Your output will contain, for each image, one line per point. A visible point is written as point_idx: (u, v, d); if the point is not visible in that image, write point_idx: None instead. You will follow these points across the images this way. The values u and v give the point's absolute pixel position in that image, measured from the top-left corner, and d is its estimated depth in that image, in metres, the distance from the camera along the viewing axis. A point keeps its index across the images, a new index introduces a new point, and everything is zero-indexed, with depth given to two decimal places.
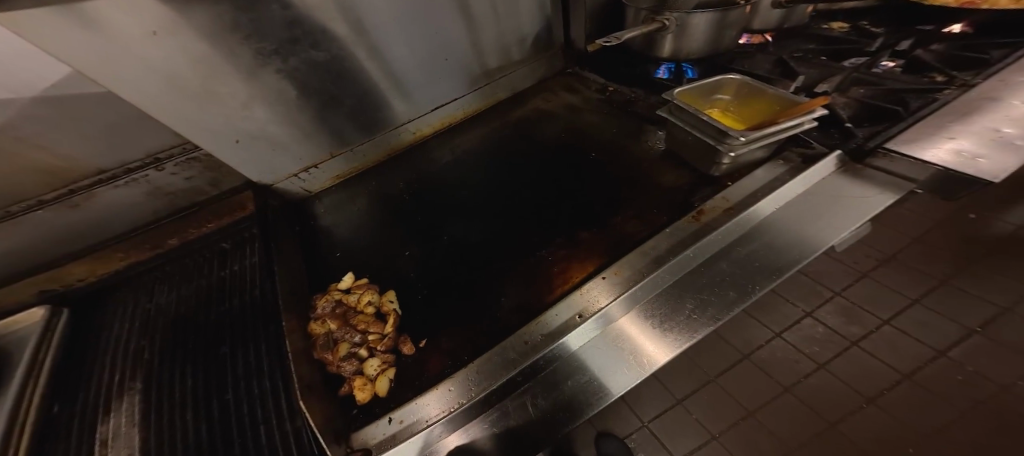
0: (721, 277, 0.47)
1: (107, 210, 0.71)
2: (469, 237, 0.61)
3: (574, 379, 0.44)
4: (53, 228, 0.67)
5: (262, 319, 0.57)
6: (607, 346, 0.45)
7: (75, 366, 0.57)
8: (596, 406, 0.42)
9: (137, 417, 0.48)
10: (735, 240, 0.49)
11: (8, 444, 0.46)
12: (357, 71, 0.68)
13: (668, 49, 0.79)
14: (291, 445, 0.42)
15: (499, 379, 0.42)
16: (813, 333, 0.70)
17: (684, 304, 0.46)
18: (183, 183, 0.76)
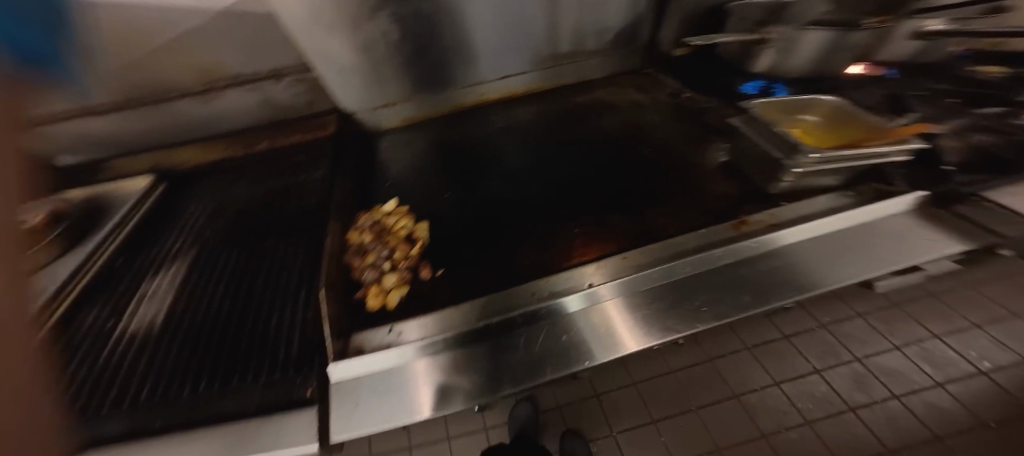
0: (729, 287, 0.45)
1: (229, 111, 0.82)
2: (502, 193, 0.64)
3: (568, 335, 0.44)
4: (187, 116, 0.81)
5: (309, 223, 0.63)
6: (609, 316, 0.45)
7: (151, 230, 0.67)
8: (581, 363, 0.41)
9: (177, 283, 0.56)
10: (751, 260, 0.47)
11: (78, 273, 0.57)
12: (454, 29, 0.74)
13: (761, 64, 0.75)
14: (293, 332, 0.47)
15: (500, 315, 0.45)
16: (817, 388, 0.54)
17: (675, 303, 0.45)
18: (287, 98, 0.84)
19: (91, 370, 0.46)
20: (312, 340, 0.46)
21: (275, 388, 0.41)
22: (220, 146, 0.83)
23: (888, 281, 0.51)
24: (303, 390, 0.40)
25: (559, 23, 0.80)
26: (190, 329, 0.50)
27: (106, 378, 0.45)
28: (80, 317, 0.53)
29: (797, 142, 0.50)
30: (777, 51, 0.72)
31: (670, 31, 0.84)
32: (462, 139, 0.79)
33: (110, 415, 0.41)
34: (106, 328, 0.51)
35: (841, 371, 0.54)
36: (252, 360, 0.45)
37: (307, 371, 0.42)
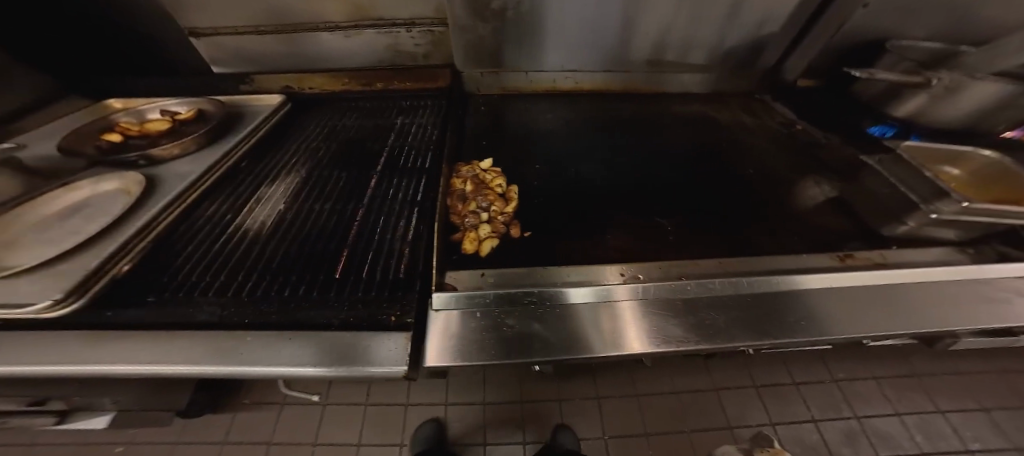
0: (746, 318, 0.44)
1: (363, 49, 0.82)
2: (593, 179, 0.64)
3: (654, 319, 0.44)
4: (326, 47, 0.82)
5: (416, 164, 0.67)
6: (693, 309, 0.45)
7: (276, 140, 0.71)
8: (666, 345, 0.42)
9: (290, 192, 0.60)
10: (777, 301, 0.45)
11: (212, 167, 0.61)
12: (580, 11, 0.72)
13: (907, 108, 0.65)
14: (392, 258, 0.51)
15: (582, 285, 0.46)
16: (806, 436, 0.74)
17: (695, 319, 0.44)
18: (412, 48, 0.83)
19: (195, 255, 0.50)
20: (415, 272, 0.49)
21: (363, 307, 0.45)
22: (345, 82, 0.82)
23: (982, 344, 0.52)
24: (388, 316, 0.44)
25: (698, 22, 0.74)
26: (295, 237, 0.54)
27: (221, 264, 0.50)
28: (204, 203, 0.57)
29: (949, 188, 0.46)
30: (930, 99, 0.62)
31: (805, 55, 0.77)
32: (556, 122, 0.79)
33: (217, 301, 0.46)
34: (225, 220, 0.55)
35: (836, 425, 0.74)
36: (349, 276, 0.49)
37: (399, 302, 0.45)
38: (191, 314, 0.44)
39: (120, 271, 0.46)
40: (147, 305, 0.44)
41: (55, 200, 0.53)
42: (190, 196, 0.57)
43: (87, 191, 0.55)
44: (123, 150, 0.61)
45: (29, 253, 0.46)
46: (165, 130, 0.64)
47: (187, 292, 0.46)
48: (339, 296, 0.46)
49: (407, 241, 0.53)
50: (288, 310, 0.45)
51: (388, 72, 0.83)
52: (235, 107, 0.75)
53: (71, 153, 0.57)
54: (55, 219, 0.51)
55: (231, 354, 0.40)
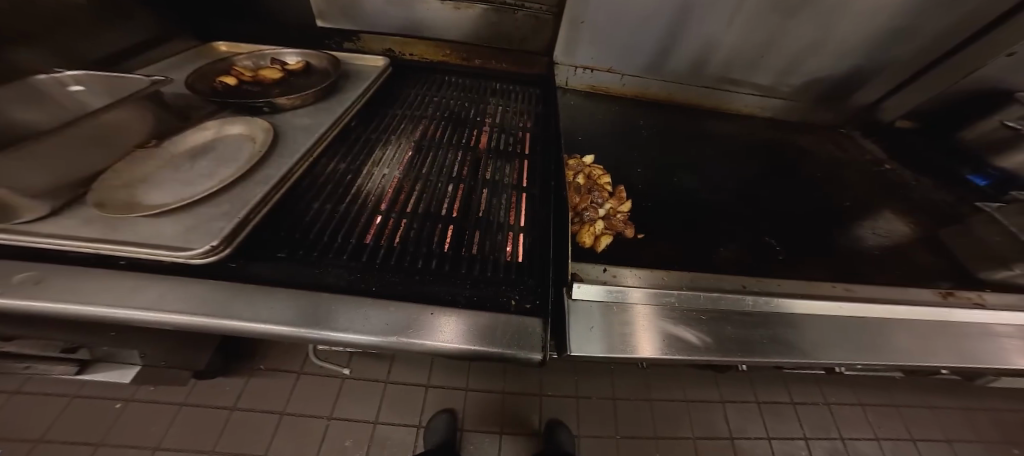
0: (763, 337, 0.46)
1: (466, 23, 0.80)
2: (698, 191, 0.66)
3: (774, 330, 0.47)
4: (430, 15, 0.78)
5: (523, 147, 0.67)
6: (788, 323, 0.48)
7: (384, 103, 0.69)
8: (784, 356, 0.45)
9: (406, 159, 0.59)
10: (794, 323, 0.48)
11: (335, 123, 0.59)
12: (694, 20, 0.73)
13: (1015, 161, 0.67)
14: (518, 242, 0.51)
15: (628, 280, 0.46)
16: (762, 446, 1.05)
17: (712, 330, 0.45)
18: (516, 32, 0.82)
19: (323, 215, 0.48)
20: (535, 261, 0.49)
21: (484, 288, 0.45)
22: (446, 54, 0.80)
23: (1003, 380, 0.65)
24: (508, 300, 0.44)
25: (808, 53, 0.76)
26: (417, 208, 0.52)
27: (348, 226, 0.48)
28: (323, 160, 0.54)
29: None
30: None
31: (911, 99, 0.78)
32: (652, 128, 0.80)
33: (346, 264, 0.44)
34: (347, 180, 0.53)
35: (800, 443, 1.06)
36: (476, 254, 0.48)
37: (519, 287, 0.45)
38: (319, 276, 0.42)
39: (256, 223, 0.43)
40: (275, 261, 0.42)
41: (186, 138, 0.50)
42: (314, 151, 0.54)
43: (212, 133, 0.51)
44: (239, 93, 0.59)
45: (165, 190, 0.43)
46: (276, 80, 0.62)
47: (327, 249, 0.44)
48: (466, 275, 0.46)
49: (520, 226, 0.53)
50: (413, 283, 0.44)
51: (491, 52, 0.81)
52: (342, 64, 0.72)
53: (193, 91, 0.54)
54: (183, 160, 0.47)
55: (345, 321, 0.39)
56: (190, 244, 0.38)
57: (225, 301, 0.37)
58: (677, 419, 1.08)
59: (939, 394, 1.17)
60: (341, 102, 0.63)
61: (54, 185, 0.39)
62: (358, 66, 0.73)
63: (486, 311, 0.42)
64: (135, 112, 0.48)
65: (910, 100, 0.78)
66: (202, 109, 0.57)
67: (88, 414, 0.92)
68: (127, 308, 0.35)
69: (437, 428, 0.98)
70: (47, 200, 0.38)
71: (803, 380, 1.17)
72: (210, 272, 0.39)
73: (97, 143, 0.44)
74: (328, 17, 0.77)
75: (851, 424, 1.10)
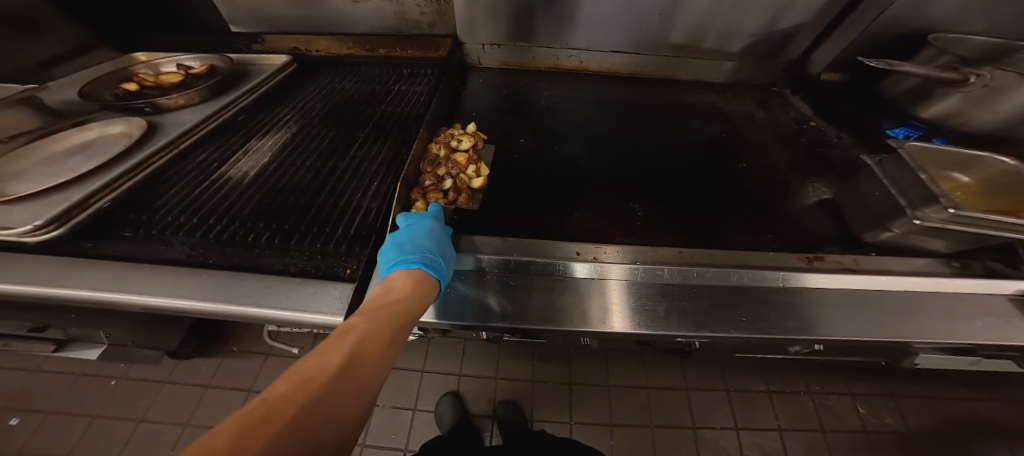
0: (658, 310, 0.43)
1: (367, 15, 0.82)
2: (577, 159, 0.62)
3: (593, 301, 0.44)
4: (332, 12, 0.81)
5: (401, 127, 0.67)
6: (610, 294, 0.45)
7: (282, 95, 0.73)
8: (596, 327, 0.42)
9: (279, 146, 0.62)
10: (659, 295, 0.44)
11: (214, 116, 0.63)
12: None
13: (937, 109, 0.60)
14: (356, 216, 0.52)
15: (603, 256, 0.46)
16: (726, 437, 0.97)
17: (670, 305, 0.43)
18: (418, 16, 0.82)
19: (175, 199, 0.52)
20: (364, 234, 0.50)
21: (322, 259, 0.47)
22: (350, 47, 0.82)
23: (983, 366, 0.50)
24: (344, 269, 0.45)
25: (711, 8, 0.69)
26: (272, 189, 0.55)
27: (197, 208, 0.52)
28: (198, 150, 0.59)
29: (938, 192, 0.40)
30: (965, 100, 0.56)
31: (838, 48, 0.70)
32: (554, 100, 0.77)
33: (184, 241, 0.47)
34: (211, 168, 0.57)
35: (770, 434, 0.96)
36: (314, 228, 0.50)
37: (358, 257, 0.47)
38: (159, 251, 0.46)
39: (103, 206, 0.49)
40: (109, 240, 0.46)
41: (68, 137, 0.56)
42: (184, 140, 0.59)
43: (95, 133, 0.57)
44: (138, 99, 0.65)
45: (27, 184, 0.49)
46: (176, 83, 0.68)
47: (161, 228, 0.48)
48: (303, 248, 0.48)
49: (372, 202, 0.54)
50: (252, 256, 0.47)
51: (395, 37, 0.82)
52: (246, 65, 0.76)
53: (83, 97, 0.61)
54: (61, 156, 0.54)
55: (186, 290, 0.42)
56: (15, 224, 0.44)
57: (49, 274, 0.42)
58: (635, 406, 1.03)
59: (959, 385, 0.99)
60: (229, 97, 0.67)
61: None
62: (259, 64, 0.76)
63: (319, 280, 0.44)
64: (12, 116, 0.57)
65: (836, 51, 0.71)
66: (93, 111, 0.62)
67: (89, 390, 1.06)
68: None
69: (445, 412, 1.01)
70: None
71: (783, 369, 1.04)
72: (47, 250, 0.44)
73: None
74: (239, 22, 0.84)
75: (837, 416, 0.97)
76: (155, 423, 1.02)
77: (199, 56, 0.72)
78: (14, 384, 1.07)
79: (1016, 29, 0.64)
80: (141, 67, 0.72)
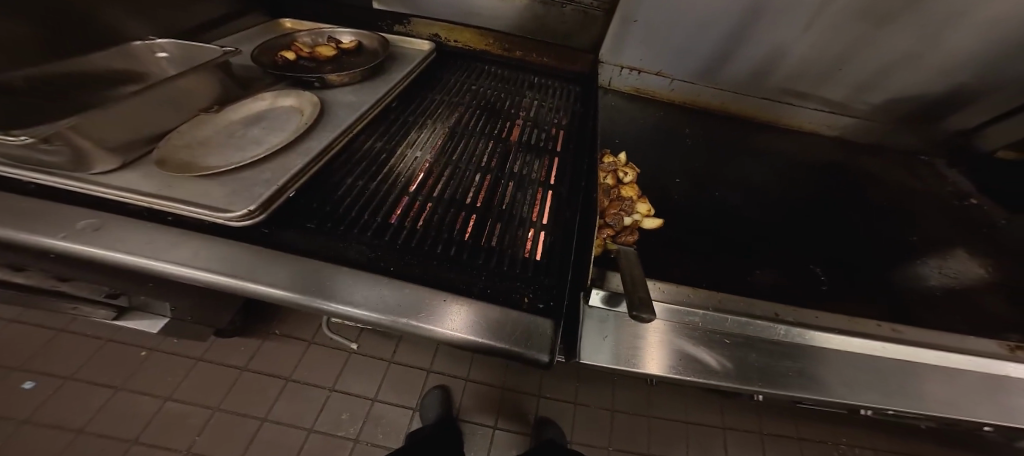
0: (792, 370, 0.43)
1: (511, 15, 0.80)
2: (740, 208, 0.61)
3: (627, 340, 0.44)
4: (479, 7, 0.80)
5: (555, 143, 0.64)
6: (639, 332, 0.45)
7: (425, 86, 0.70)
8: (630, 368, 0.42)
9: (434, 145, 0.59)
10: (840, 363, 0.44)
11: (377, 102, 0.60)
12: (755, 26, 0.71)
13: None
14: (549, 244, 0.49)
15: (825, 329, 0.45)
16: None
17: (886, 379, 0.44)
18: (563, 27, 0.81)
19: (354, 190, 0.49)
20: (553, 261, 0.47)
21: (499, 282, 0.43)
22: (488, 43, 0.79)
23: None
24: (521, 297, 0.42)
25: (863, 69, 0.73)
26: (442, 194, 0.52)
27: (373, 204, 0.48)
28: (362, 137, 0.56)
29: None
30: None
31: None
32: (693, 136, 0.76)
33: (369, 241, 0.45)
34: (381, 159, 0.54)
35: None
36: (497, 247, 0.47)
37: (536, 286, 0.43)
38: (341, 250, 0.43)
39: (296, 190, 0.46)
40: (303, 230, 0.44)
41: (245, 106, 0.55)
42: (353, 129, 0.55)
43: (266, 103, 0.56)
44: (295, 70, 0.61)
45: (213, 153, 0.47)
46: (330, 58, 0.63)
47: (338, 220, 0.45)
48: (483, 266, 0.45)
49: (542, 224, 0.51)
50: (433, 268, 0.44)
51: (538, 42, 0.80)
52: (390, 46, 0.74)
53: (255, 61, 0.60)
54: (240, 126, 0.52)
55: (342, 293, 0.39)
56: (231, 206, 0.41)
57: (246, 263, 0.39)
58: (674, 439, 1.07)
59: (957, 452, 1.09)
60: (385, 82, 0.64)
61: (125, 141, 0.44)
62: (398, 48, 0.74)
63: (500, 305, 0.41)
64: (202, 79, 0.54)
65: (1020, 129, 0.72)
66: (266, 84, 0.61)
67: (117, 358, 0.97)
68: (166, 263, 0.38)
69: (431, 406, 1.02)
70: (119, 154, 0.43)
71: (807, 418, 1.11)
72: (242, 237, 0.42)
73: (169, 102, 0.49)
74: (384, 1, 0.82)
75: None
76: (184, 402, 0.95)
77: (353, 31, 0.68)
78: (36, 341, 0.98)
79: None
80: (304, 34, 0.70)
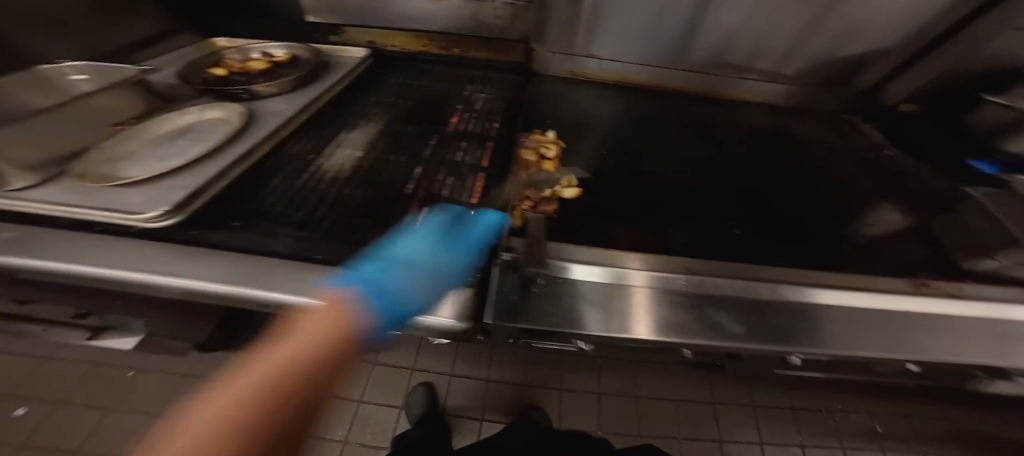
0: (713, 322, 0.42)
1: (443, 14, 0.84)
2: (665, 177, 0.65)
3: (617, 307, 0.43)
4: (412, 11, 0.84)
5: (487, 131, 0.67)
6: (629, 300, 0.43)
7: (361, 90, 0.73)
8: (621, 333, 0.40)
9: (365, 143, 0.61)
10: (761, 310, 0.44)
11: (306, 107, 0.64)
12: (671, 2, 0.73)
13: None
14: (471, 221, 0.51)
15: (733, 279, 0.46)
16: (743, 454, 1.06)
17: (805, 322, 0.43)
18: (496, 21, 0.84)
19: (282, 190, 0.52)
20: (474, 237, 0.49)
21: (428, 260, 0.46)
22: (425, 44, 0.83)
23: None
24: (450, 272, 0.45)
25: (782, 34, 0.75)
26: (371, 187, 0.55)
27: (299, 202, 0.51)
28: (291, 142, 0.59)
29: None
30: None
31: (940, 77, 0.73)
32: (627, 115, 0.79)
33: (292, 234, 0.47)
34: (307, 160, 0.57)
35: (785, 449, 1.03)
36: (423, 230, 0.49)
37: (465, 260, 0.46)
38: (267, 243, 0.45)
39: (215, 193, 0.49)
40: (232, 229, 0.46)
41: (171, 119, 0.57)
42: (281, 133, 0.59)
43: (194, 116, 0.58)
44: (227, 84, 0.64)
45: (137, 166, 0.50)
46: (262, 70, 0.68)
47: (267, 217, 0.48)
48: (409, 247, 0.47)
49: (472, 205, 0.54)
50: (360, 253, 0.46)
51: (474, 39, 0.83)
52: (326, 55, 0.77)
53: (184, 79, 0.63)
54: (164, 139, 0.55)
55: (254, 278, 0.40)
56: (144, 209, 0.43)
57: (158, 258, 0.40)
58: (661, 418, 1.08)
59: None
60: (316, 88, 0.68)
61: (42, 161, 0.47)
62: (334, 57, 0.77)
63: (428, 281, 0.43)
64: (118, 97, 0.60)
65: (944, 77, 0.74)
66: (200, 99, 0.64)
67: (107, 383, 1.01)
68: (71, 263, 0.38)
69: (415, 404, 1.08)
70: (36, 171, 0.46)
71: None
72: (162, 237, 0.43)
73: (87, 121, 0.55)
74: (319, 13, 0.85)
75: (844, 432, 1.06)
76: None
77: (283, 44, 0.73)
78: None
79: None
80: (231, 51, 0.73)
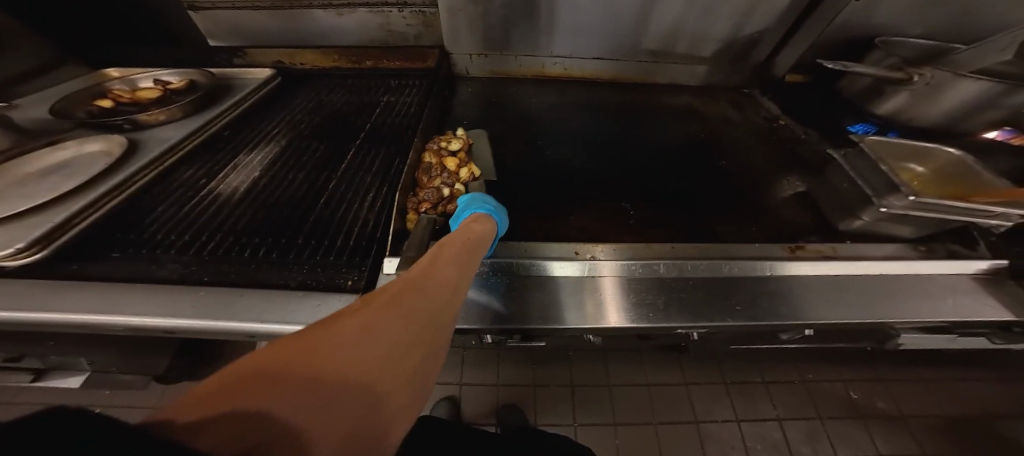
0: (661, 302, 0.45)
1: (351, 28, 0.85)
2: (568, 162, 0.66)
3: (587, 299, 0.45)
4: (320, 28, 0.85)
5: (390, 138, 0.67)
6: (596, 291, 0.46)
7: (267, 111, 0.74)
8: (589, 324, 0.43)
9: (264, 162, 0.63)
10: (637, 290, 0.46)
11: (196, 132, 0.65)
12: None
13: (887, 106, 0.67)
14: (358, 228, 0.52)
15: (623, 260, 0.47)
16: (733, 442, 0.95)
17: (673, 297, 0.45)
18: (405, 28, 0.85)
19: (164, 216, 0.53)
20: (360, 244, 0.50)
21: (322, 271, 0.46)
22: (335, 59, 0.84)
23: (966, 341, 0.50)
24: (343, 281, 0.45)
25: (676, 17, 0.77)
26: (263, 203, 0.56)
27: (185, 227, 0.52)
28: (183, 168, 0.61)
29: (899, 181, 0.44)
30: (913, 97, 0.63)
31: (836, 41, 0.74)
32: (540, 108, 0.80)
33: (178, 259, 0.48)
34: (199, 184, 0.58)
35: (768, 424, 0.96)
36: (312, 241, 0.50)
37: (358, 267, 0.47)
38: (152, 271, 0.46)
39: (85, 226, 0.50)
40: (109, 260, 0.47)
41: (43, 157, 0.59)
42: (165, 161, 0.60)
43: (72, 150, 0.60)
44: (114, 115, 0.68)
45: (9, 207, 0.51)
46: (154, 98, 0.71)
47: (155, 245, 0.49)
48: (305, 260, 0.48)
49: (369, 209, 0.55)
50: (249, 271, 0.47)
51: (384, 50, 0.84)
52: (229, 78, 0.79)
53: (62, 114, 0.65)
54: (36, 176, 0.56)
55: (133, 308, 0.42)
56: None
57: (38, 296, 0.42)
58: (637, 404, 1.02)
59: (944, 366, 1.01)
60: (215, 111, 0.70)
61: None
62: (238, 80, 0.78)
63: (316, 291, 0.44)
64: None
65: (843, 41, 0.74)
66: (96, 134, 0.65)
67: None
68: None
69: None
70: None
71: (776, 358, 1.05)
72: (38, 274, 0.45)
73: None
74: (218, 35, 0.89)
75: (827, 400, 0.98)
76: None
77: (175, 71, 0.76)
78: None
79: (949, 30, 0.73)
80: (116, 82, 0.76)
